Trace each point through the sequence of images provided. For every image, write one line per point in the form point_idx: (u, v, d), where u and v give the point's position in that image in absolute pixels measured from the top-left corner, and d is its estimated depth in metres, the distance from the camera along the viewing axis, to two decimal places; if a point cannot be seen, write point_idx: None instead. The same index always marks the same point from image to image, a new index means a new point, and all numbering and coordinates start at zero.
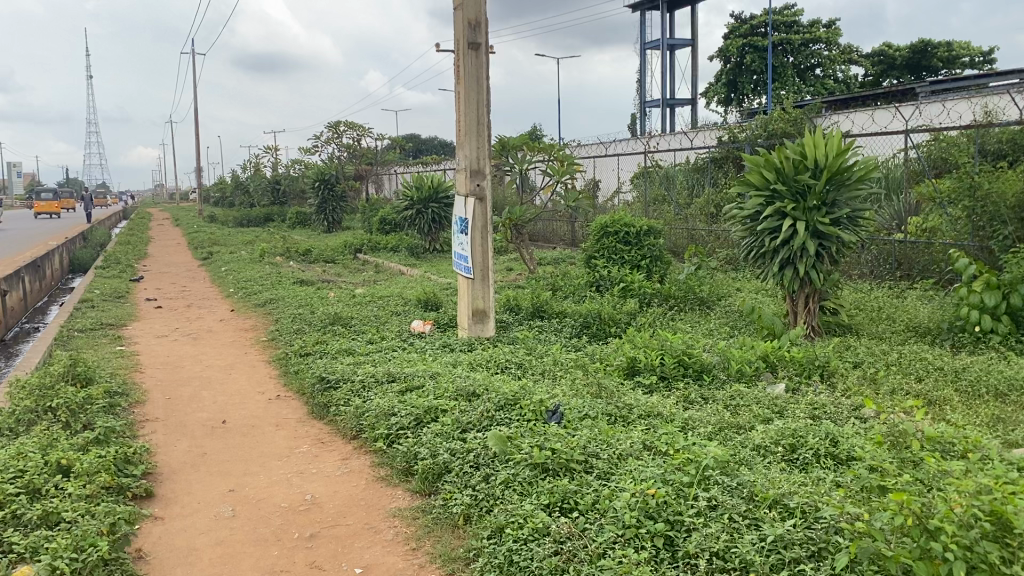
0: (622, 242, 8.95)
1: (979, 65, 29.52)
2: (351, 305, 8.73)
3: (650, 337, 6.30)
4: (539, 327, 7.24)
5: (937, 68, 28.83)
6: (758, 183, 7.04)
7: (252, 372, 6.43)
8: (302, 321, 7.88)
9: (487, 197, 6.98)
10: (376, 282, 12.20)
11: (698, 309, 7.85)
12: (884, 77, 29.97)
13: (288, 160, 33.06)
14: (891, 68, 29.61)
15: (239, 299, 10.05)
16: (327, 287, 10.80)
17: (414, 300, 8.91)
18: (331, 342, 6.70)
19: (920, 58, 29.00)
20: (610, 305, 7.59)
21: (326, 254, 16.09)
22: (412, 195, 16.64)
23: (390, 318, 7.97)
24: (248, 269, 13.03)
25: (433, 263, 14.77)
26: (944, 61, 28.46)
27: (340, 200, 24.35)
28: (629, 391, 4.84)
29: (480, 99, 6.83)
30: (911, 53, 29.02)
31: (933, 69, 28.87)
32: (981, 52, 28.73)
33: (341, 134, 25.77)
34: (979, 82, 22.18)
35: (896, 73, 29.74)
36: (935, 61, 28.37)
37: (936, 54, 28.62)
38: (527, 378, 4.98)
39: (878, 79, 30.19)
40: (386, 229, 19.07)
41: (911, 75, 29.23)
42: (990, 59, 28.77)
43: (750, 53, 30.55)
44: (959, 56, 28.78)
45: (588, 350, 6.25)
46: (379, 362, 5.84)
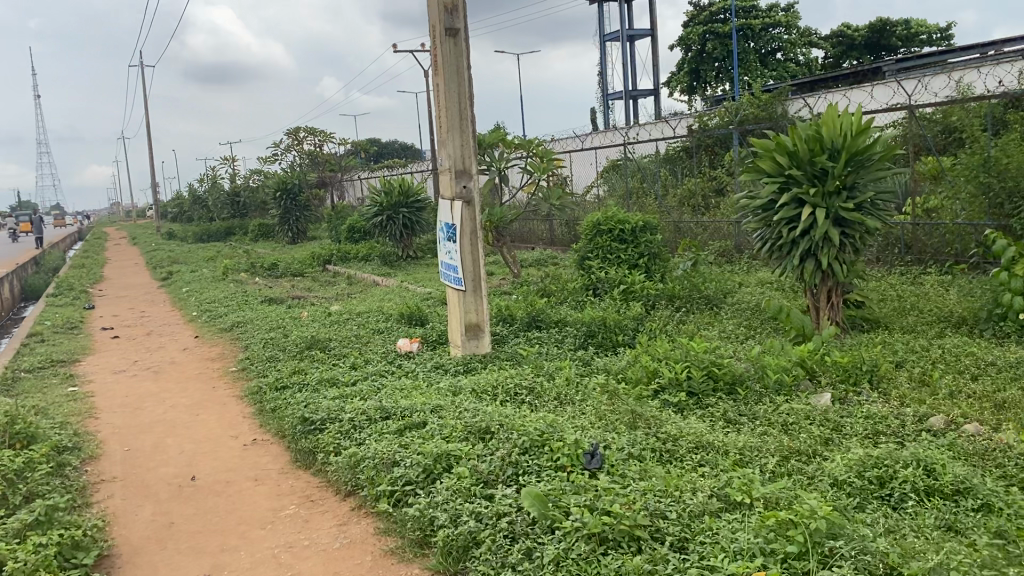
0: (618, 241, 8.29)
1: (938, 41, 29.33)
2: (327, 325, 8.00)
3: (668, 347, 5.67)
4: (539, 340, 6.59)
5: (897, 47, 28.63)
6: (770, 169, 6.43)
7: (222, 411, 5.68)
8: (275, 347, 7.14)
9: (475, 199, 6.32)
10: (350, 295, 11.46)
11: (707, 310, 7.24)
12: (845, 58, 29.71)
13: (247, 171, 32.08)
14: (852, 49, 29.37)
15: (204, 323, 9.28)
16: (298, 306, 10.04)
17: (395, 315, 8.20)
18: (311, 372, 5.99)
19: (879, 37, 28.78)
20: (613, 311, 6.95)
21: (294, 268, 15.29)
22: (381, 201, 15.89)
23: (372, 339, 7.26)
24: (211, 288, 12.21)
25: (408, 271, 14.06)
26: (903, 40, 28.25)
27: (304, 210, 23.50)
28: (664, 415, 4.20)
29: (461, 90, 6.17)
30: (871, 32, 28.77)
31: (892, 48, 28.63)
32: (939, 29, 28.59)
33: (302, 140, 24.94)
34: (944, 58, 21.89)
35: (856, 54, 29.49)
36: (895, 40, 28.14)
37: (895, 32, 28.41)
38: (544, 408, 4.31)
39: (839, 61, 29.94)
40: (355, 238, 18.30)
41: (871, 55, 29.01)
42: (948, 36, 28.62)
43: (711, 41, 30.13)
44: (918, 33, 28.58)
45: (600, 366, 5.60)
46: (368, 394, 5.15)
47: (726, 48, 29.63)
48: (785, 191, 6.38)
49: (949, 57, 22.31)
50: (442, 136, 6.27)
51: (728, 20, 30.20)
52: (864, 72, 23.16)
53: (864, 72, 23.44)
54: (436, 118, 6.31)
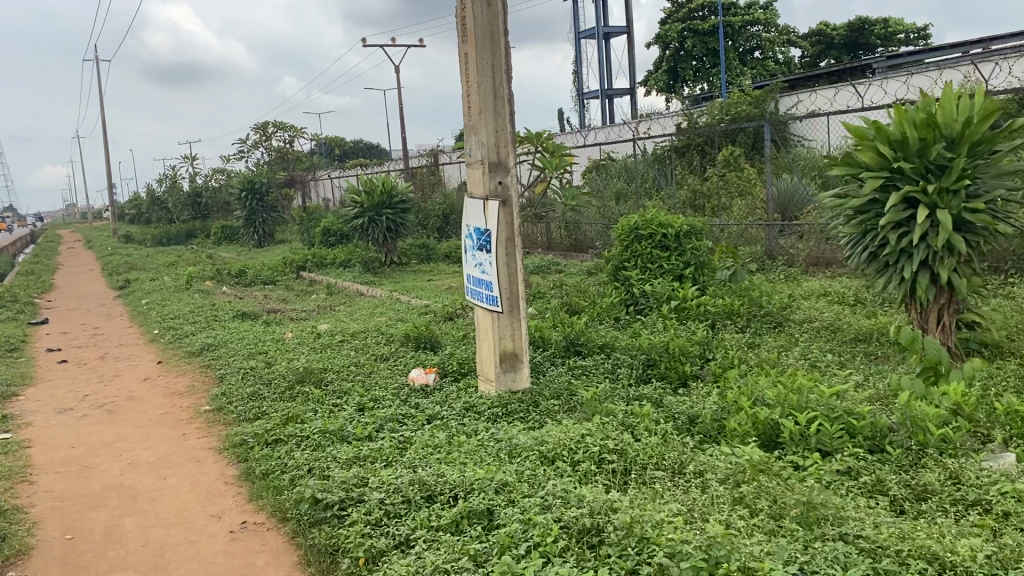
0: (660, 248, 7.12)
1: (916, 43, 28.72)
2: (319, 348, 6.71)
3: (767, 386, 4.51)
4: (585, 376, 5.41)
5: (874, 46, 27.86)
6: (870, 162, 5.30)
7: (197, 473, 4.40)
8: (258, 381, 5.84)
9: (512, 198, 5.10)
10: (333, 308, 10.17)
11: (778, 332, 6.10)
12: (823, 57, 28.93)
13: (210, 171, 30.49)
14: (829, 48, 28.59)
15: (168, 344, 7.94)
16: (277, 322, 8.73)
17: (399, 337, 6.93)
18: (311, 420, 4.73)
19: (857, 37, 27.99)
20: (671, 335, 5.77)
21: (265, 275, 13.94)
22: (361, 201, 14.61)
23: (378, 368, 5.99)
24: (175, 300, 10.83)
25: (394, 279, 12.83)
26: (881, 39, 27.50)
27: (271, 211, 22.07)
28: (826, 496, 3.03)
29: (496, 63, 4.96)
30: (849, 31, 27.98)
31: (871, 49, 27.91)
32: (917, 29, 27.91)
33: (270, 136, 23.47)
34: (932, 56, 21.06)
35: (834, 53, 28.73)
36: (873, 40, 27.41)
37: (874, 31, 27.65)
38: (657, 493, 3.13)
39: (816, 61, 29.16)
40: (330, 241, 16.95)
41: (849, 55, 28.25)
42: (926, 35, 27.95)
43: (689, 38, 29.11)
44: (895, 33, 27.88)
45: (684, 412, 4.42)
46: (395, 458, 3.91)
47: (706, 46, 28.64)
48: (890, 189, 5.25)
49: (936, 55, 21.56)
50: (473, 119, 5.06)
51: (707, 17, 29.23)
52: (850, 70, 22.34)
53: (849, 70, 22.61)
54: (464, 97, 5.11)
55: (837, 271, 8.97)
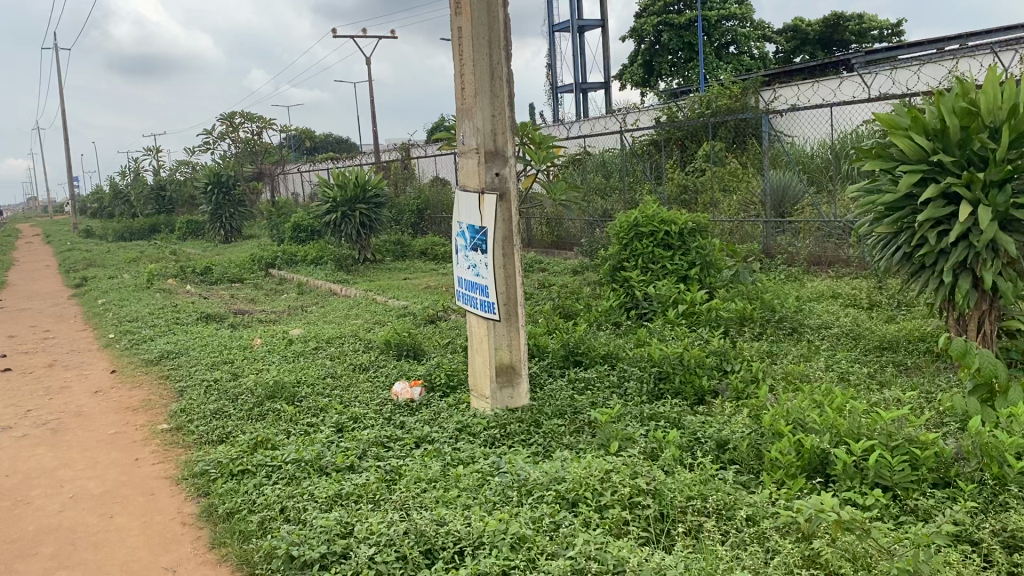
0: (662, 247, 6.58)
1: (889, 39, 28.54)
2: (290, 356, 6.08)
3: (804, 407, 4.00)
4: (591, 392, 4.88)
5: (848, 42, 27.56)
6: (905, 152, 4.79)
7: (150, 510, 3.78)
8: (223, 396, 5.20)
9: (511, 192, 4.50)
10: (304, 310, 9.52)
11: (796, 342, 5.60)
12: (797, 53, 28.60)
13: (175, 164, 29.53)
14: (803, 44, 28.25)
15: (123, 350, 7.27)
16: (242, 326, 8.06)
17: (379, 344, 6.31)
18: (284, 446, 4.13)
19: (831, 33, 27.69)
20: (683, 344, 5.23)
21: (231, 273, 13.22)
22: (333, 195, 13.96)
23: (359, 381, 5.39)
24: (133, 300, 10.11)
25: (369, 277, 12.20)
26: (855, 35, 27.20)
27: (238, 206, 21.30)
28: (916, 554, 2.50)
29: (493, 38, 4.39)
30: (824, 27, 27.66)
31: (845, 44, 27.64)
32: (891, 25, 27.67)
33: (237, 127, 22.63)
34: (912, 51, 20.73)
35: (808, 49, 28.37)
36: (847, 35, 27.12)
37: (848, 27, 27.35)
38: (708, 552, 2.58)
39: (791, 56, 28.80)
40: (299, 237, 16.24)
41: (823, 51, 27.94)
42: (900, 31, 27.69)
43: (665, 32, 28.60)
44: (869, 29, 27.62)
45: (712, 440, 3.92)
46: (383, 497, 3.33)
47: (682, 40, 28.12)
48: (928, 183, 4.74)
49: (915, 51, 21.29)
50: (468, 101, 4.46)
51: (682, 12, 28.75)
52: (829, 64, 21.97)
53: (828, 64, 22.25)
54: (458, 77, 4.52)
55: (841, 272, 8.50)
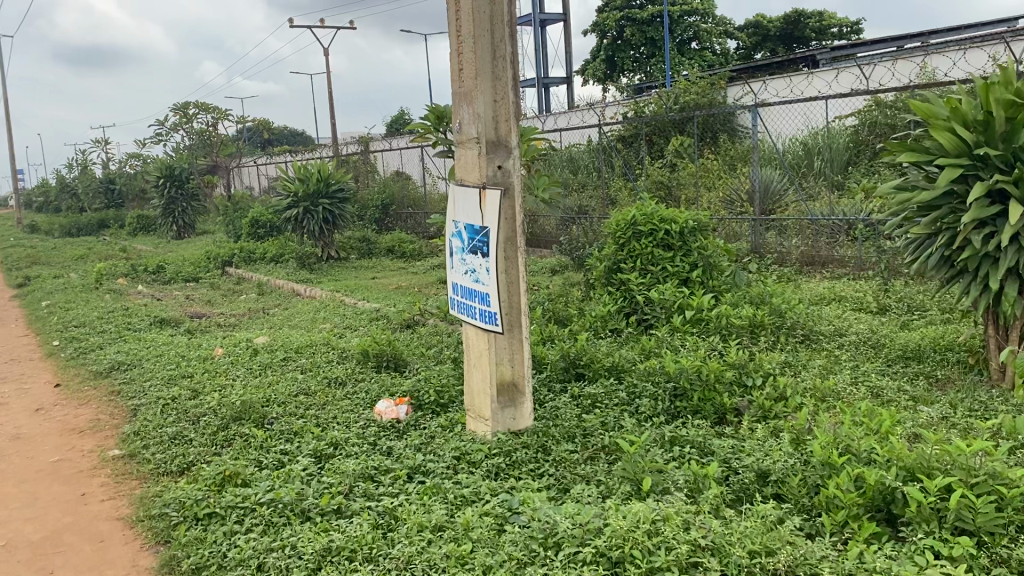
0: (662, 248, 6.10)
1: (850, 36, 28.48)
2: (257, 369, 5.47)
3: (852, 433, 3.55)
4: (599, 411, 4.39)
5: (810, 39, 27.46)
6: (945, 146, 4.35)
7: (98, 564, 3.18)
8: (182, 418, 4.59)
9: (515, 186, 3.97)
10: (268, 313, 8.88)
11: (815, 352, 5.16)
12: (759, 49, 28.37)
13: (125, 156, 28.43)
14: (765, 40, 28.03)
15: (67, 360, 6.59)
16: (201, 332, 7.42)
17: (355, 354, 5.73)
18: (258, 482, 3.55)
19: (793, 29, 27.56)
20: (698, 355, 4.76)
21: (186, 272, 12.48)
22: (295, 189, 13.29)
23: (338, 399, 4.82)
24: (79, 302, 9.37)
25: (334, 276, 11.57)
26: (817, 31, 27.08)
27: (191, 200, 20.42)
28: None
29: (495, 12, 3.85)
30: (785, 23, 27.50)
31: (805, 41, 27.56)
32: (851, 22, 27.67)
33: (190, 118, 21.71)
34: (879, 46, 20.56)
35: (770, 45, 28.17)
36: (808, 32, 27.01)
37: (809, 24, 27.25)
38: None
39: (753, 52, 28.59)
40: (258, 233, 15.51)
41: (785, 47, 27.79)
42: (861, 29, 27.66)
43: (627, 27, 28.13)
44: (830, 27, 27.54)
45: (752, 471, 3.45)
46: (383, 553, 2.79)
47: (644, 35, 27.66)
48: (969, 180, 4.32)
49: (878, 48, 21.20)
50: (467, 83, 3.93)
51: (645, 6, 28.33)
52: (794, 60, 21.77)
53: (793, 61, 22.08)
54: (455, 56, 3.98)
55: (836, 275, 8.13)
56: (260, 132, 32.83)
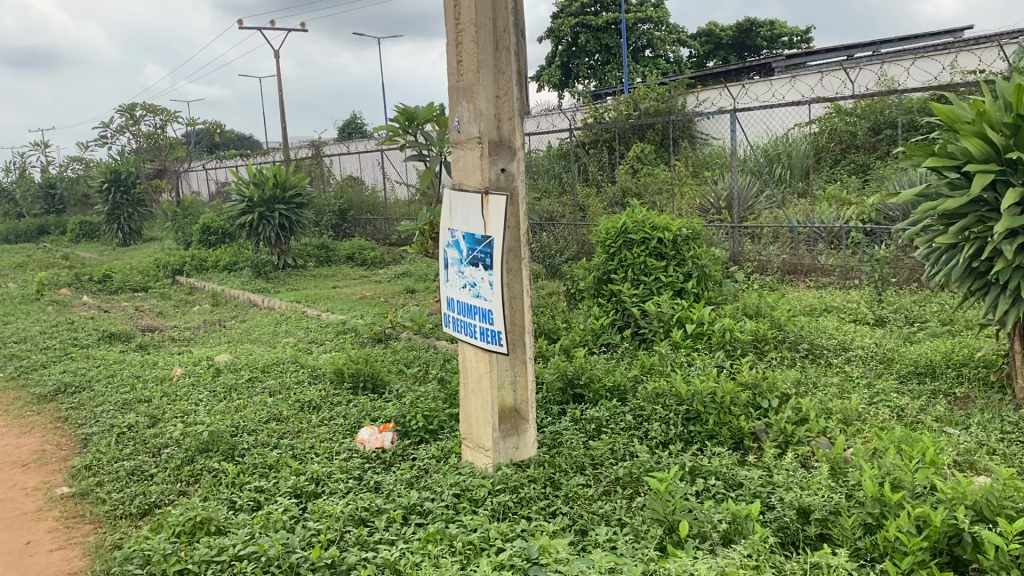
0: (655, 258, 5.77)
1: (801, 45, 28.68)
2: (222, 391, 4.99)
3: (897, 464, 3.24)
4: (607, 437, 4.03)
5: (761, 48, 27.57)
6: (972, 151, 4.07)
7: None
8: (140, 451, 4.10)
9: (520, 192, 3.58)
10: (226, 325, 8.36)
11: (825, 369, 4.87)
12: (711, 57, 28.36)
13: (66, 159, 27.36)
14: (718, 48, 28.00)
15: (6, 381, 6.01)
16: (156, 349, 6.89)
17: (328, 373, 5.28)
18: (235, 529, 3.11)
19: (744, 38, 27.65)
20: (707, 374, 4.42)
21: (134, 281, 11.84)
22: (249, 194, 12.72)
23: (317, 426, 4.38)
24: (19, 315, 8.73)
25: (292, 285, 11.05)
26: (768, 40, 27.18)
27: (137, 206, 19.62)
28: None
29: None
30: (737, 32, 27.58)
31: (756, 49, 27.70)
32: (802, 31, 27.83)
33: (136, 120, 20.89)
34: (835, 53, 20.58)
35: (722, 53, 28.18)
36: (759, 40, 27.14)
37: (760, 33, 27.38)
38: None
39: (706, 60, 28.57)
40: (209, 240, 14.88)
41: (736, 55, 27.83)
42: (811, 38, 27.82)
43: (582, 33, 27.73)
44: (782, 36, 27.67)
45: (790, 508, 3.12)
46: None
47: (599, 42, 27.35)
48: (998, 186, 4.05)
49: (831, 57, 21.28)
50: (467, 77, 3.52)
51: (599, 13, 28.11)
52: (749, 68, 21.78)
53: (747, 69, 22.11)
54: (453, 47, 3.58)
55: (820, 284, 7.88)
56: (207, 136, 31.94)
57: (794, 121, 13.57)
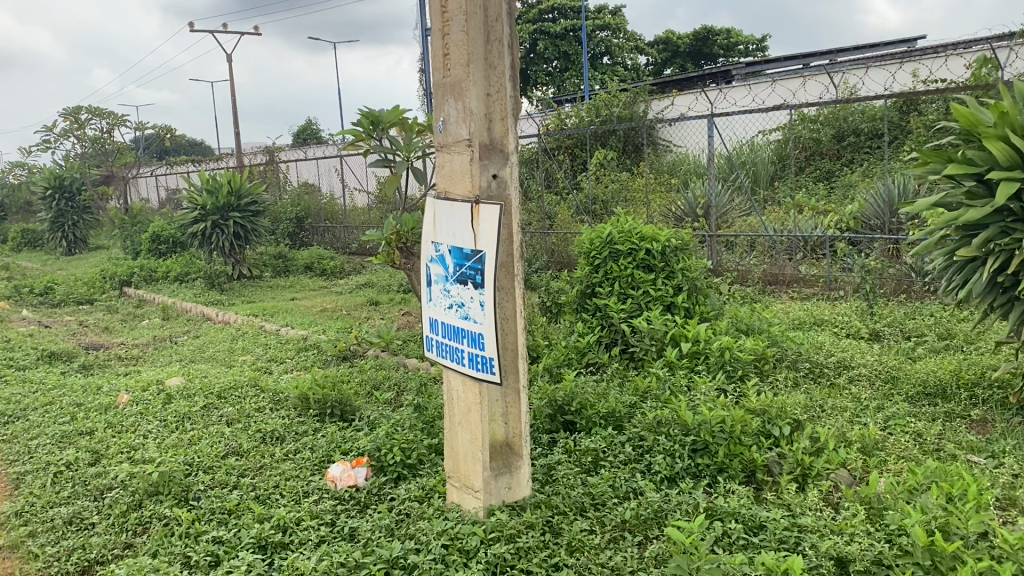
0: (642, 270, 5.42)
1: (757, 54, 28.72)
2: (173, 421, 4.50)
3: (942, 506, 2.92)
4: (607, 470, 3.65)
5: (717, 56, 27.51)
6: (997, 156, 3.76)
7: None
8: (79, 496, 3.61)
9: (513, 202, 3.19)
10: (178, 342, 7.82)
11: (832, 391, 4.55)
12: (668, 65, 28.22)
13: (5, 165, 26.27)
14: (675, 56, 27.88)
15: None
16: (100, 370, 6.35)
17: (291, 399, 4.81)
18: None
19: (702, 45, 27.57)
20: (712, 399, 4.05)
21: (78, 293, 11.19)
22: (202, 202, 12.16)
23: (284, 462, 3.93)
24: None
25: (247, 297, 10.51)
26: (724, 48, 27.12)
27: (82, 214, 18.82)
28: None
29: None
30: (694, 40, 27.47)
31: (713, 57, 27.67)
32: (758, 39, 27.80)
33: (82, 123, 20.06)
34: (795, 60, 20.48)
35: (680, 61, 28.07)
36: (716, 48, 27.10)
37: (717, 41, 27.30)
38: None
39: (663, 68, 28.42)
40: (159, 249, 14.23)
41: (693, 63, 27.74)
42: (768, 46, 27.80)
43: (541, 40, 27.27)
44: (738, 45, 27.62)
45: (827, 557, 2.76)
46: None
47: (558, 48, 26.99)
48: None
49: (791, 65, 21.20)
50: (454, 72, 3.11)
51: (557, 20, 27.81)
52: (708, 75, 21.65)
53: (707, 76, 21.98)
54: (439, 39, 3.17)
55: (803, 296, 7.59)
56: (157, 142, 31.01)
57: (761, 126, 13.37)
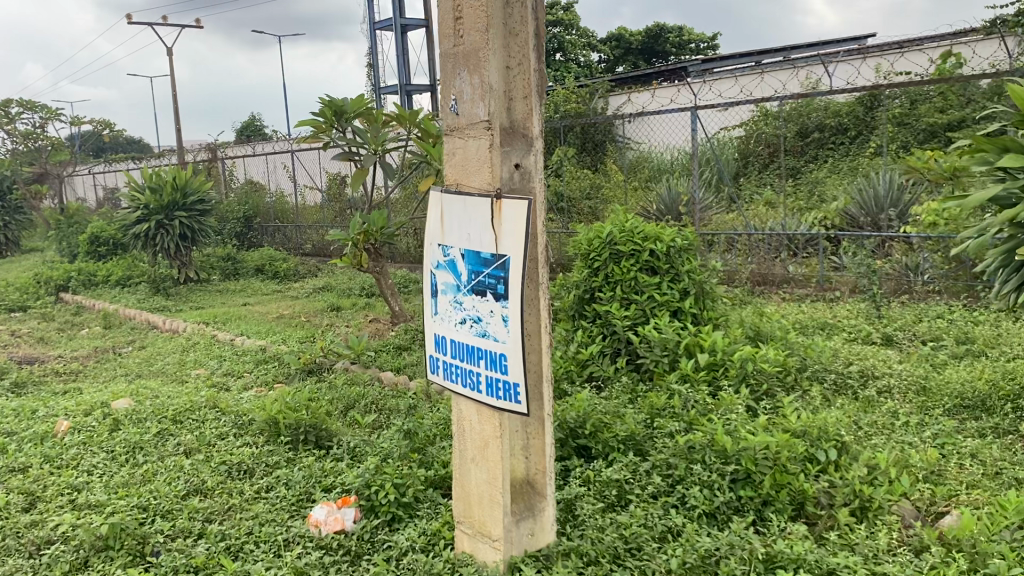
0: (646, 273, 4.93)
1: (708, 52, 28.52)
2: (121, 454, 3.87)
3: None
4: (638, 507, 3.16)
5: (669, 54, 27.20)
6: None
7: None
8: (7, 554, 2.98)
9: (537, 198, 2.67)
10: (122, 353, 7.13)
11: (865, 406, 4.12)
12: (621, 62, 27.86)
13: None
14: (627, 53, 27.52)
15: None
16: (35, 389, 5.65)
17: (258, 423, 4.20)
18: None
19: (654, 43, 27.23)
20: (747, 421, 3.57)
21: (10, 300, 10.34)
22: (145, 201, 11.36)
23: (257, 503, 3.36)
24: None
25: (196, 303, 9.80)
26: (676, 46, 26.84)
27: (14, 214, 17.84)
28: None
29: None
30: (646, 37, 27.12)
31: (665, 54, 27.35)
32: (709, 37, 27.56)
33: (12, 118, 18.94)
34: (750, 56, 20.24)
35: (632, 58, 27.73)
36: (668, 45, 26.76)
37: (670, 38, 27.00)
38: None
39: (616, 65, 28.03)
40: (98, 251, 13.36)
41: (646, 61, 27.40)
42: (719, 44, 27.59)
43: None
44: (690, 43, 27.33)
45: None
46: None
47: None
48: None
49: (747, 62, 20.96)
50: (468, 40, 2.59)
51: None
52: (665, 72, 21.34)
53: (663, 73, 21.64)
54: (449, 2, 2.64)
55: (795, 297, 7.19)
56: (93, 138, 29.70)
57: (729, 121, 13.04)
